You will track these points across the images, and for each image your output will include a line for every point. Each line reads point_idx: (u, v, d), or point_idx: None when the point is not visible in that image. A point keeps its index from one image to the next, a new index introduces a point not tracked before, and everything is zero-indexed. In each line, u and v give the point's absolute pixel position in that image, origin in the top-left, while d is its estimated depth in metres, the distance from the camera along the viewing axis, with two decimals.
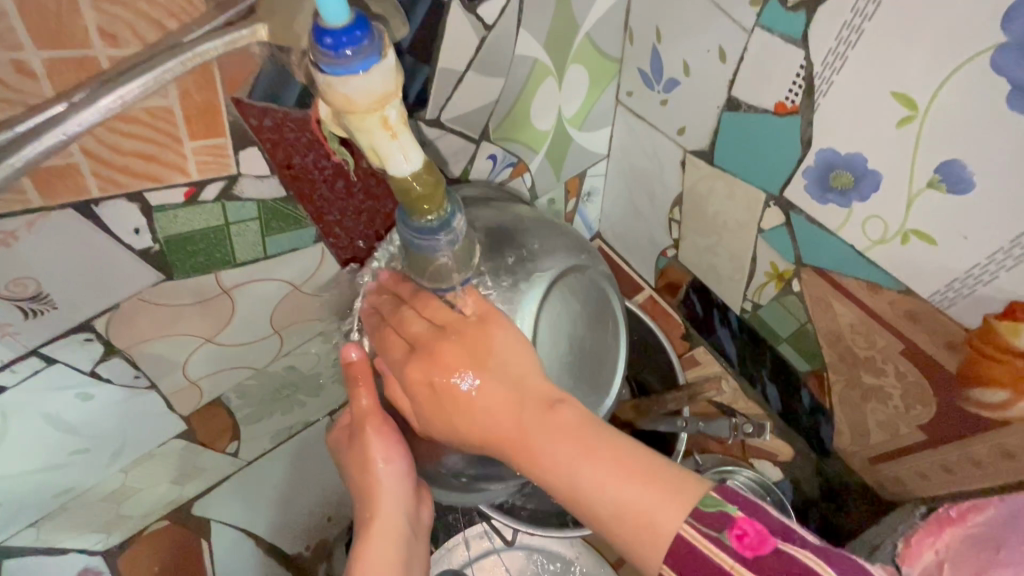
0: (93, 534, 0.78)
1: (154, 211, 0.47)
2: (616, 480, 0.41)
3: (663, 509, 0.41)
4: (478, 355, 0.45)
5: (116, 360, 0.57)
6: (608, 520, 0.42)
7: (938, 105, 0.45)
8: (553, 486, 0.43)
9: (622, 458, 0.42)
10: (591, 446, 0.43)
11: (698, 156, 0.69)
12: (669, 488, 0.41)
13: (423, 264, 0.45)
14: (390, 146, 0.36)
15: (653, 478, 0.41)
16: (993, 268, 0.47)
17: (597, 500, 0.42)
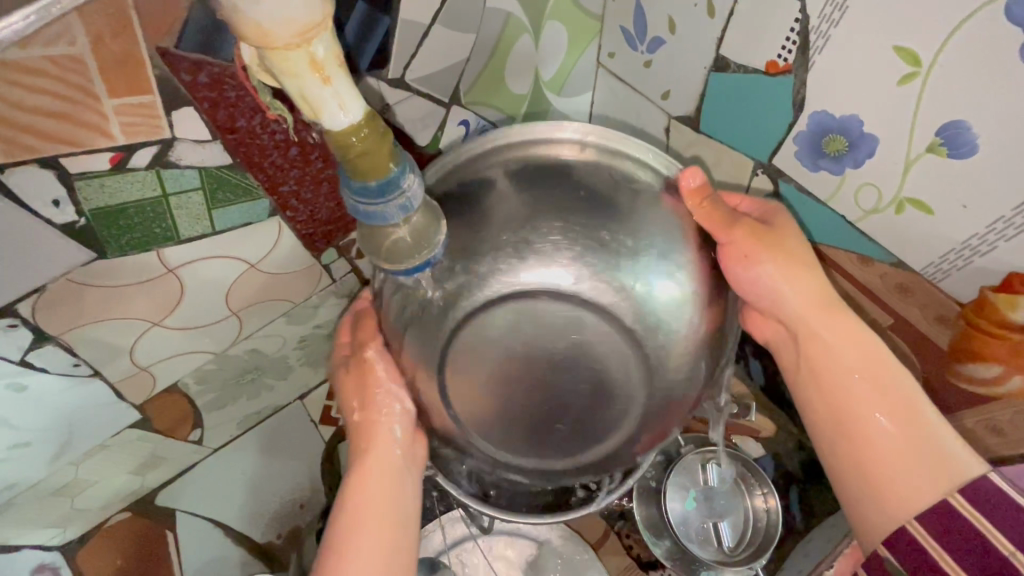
0: (45, 530, 0.73)
1: (76, 179, 0.42)
2: (892, 433, 0.47)
3: (917, 477, 0.46)
4: (782, 249, 0.52)
5: (50, 347, 0.52)
6: (867, 432, 0.48)
7: (944, 60, 0.41)
8: (825, 378, 0.51)
9: (910, 428, 0.47)
10: (887, 372, 0.49)
11: (683, 122, 0.65)
12: (934, 461, 0.46)
13: (373, 239, 0.40)
14: (321, 93, 0.31)
15: (913, 434, 0.47)
16: (992, 238, 0.45)
17: (869, 415, 0.49)
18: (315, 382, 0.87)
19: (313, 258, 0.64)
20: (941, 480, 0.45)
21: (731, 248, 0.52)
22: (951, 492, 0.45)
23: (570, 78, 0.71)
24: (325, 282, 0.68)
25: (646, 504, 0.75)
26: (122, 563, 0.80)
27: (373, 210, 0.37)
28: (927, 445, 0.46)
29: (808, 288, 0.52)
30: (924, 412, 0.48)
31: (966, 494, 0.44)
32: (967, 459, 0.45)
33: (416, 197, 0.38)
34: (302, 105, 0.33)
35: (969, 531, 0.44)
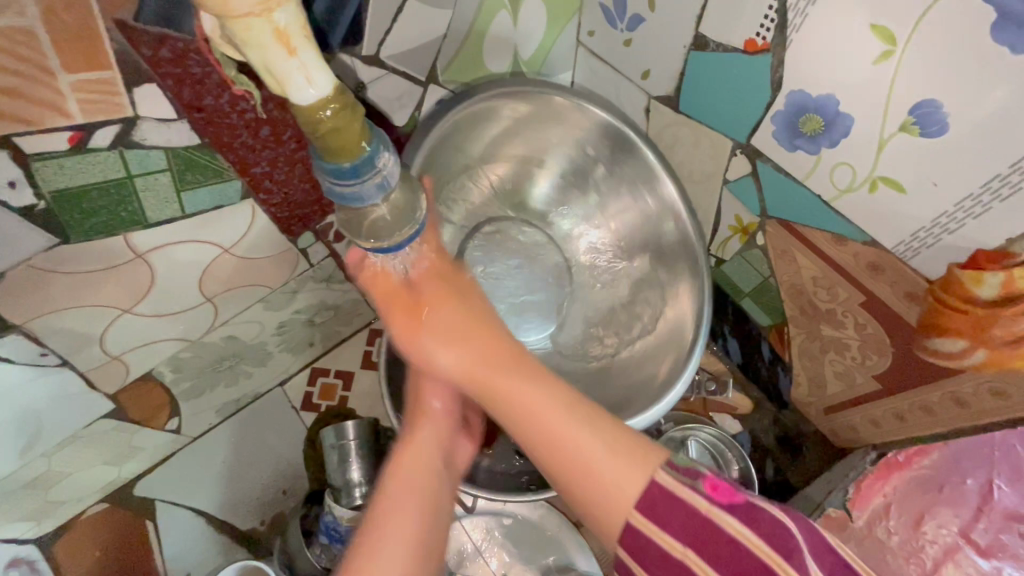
0: (20, 522, 0.72)
1: (33, 160, 0.40)
2: (603, 441, 0.40)
3: (626, 467, 0.40)
4: (458, 327, 0.43)
5: (14, 336, 0.50)
6: (576, 457, 0.40)
7: (919, 38, 0.41)
8: (508, 413, 0.42)
9: (591, 416, 0.41)
10: (515, 368, 0.42)
11: (663, 102, 0.64)
12: (632, 448, 0.40)
13: (352, 220, 0.38)
14: (288, 66, 0.30)
15: (604, 426, 0.41)
16: (960, 216, 0.46)
17: (542, 418, 0.41)
18: (295, 367, 0.86)
19: (289, 242, 0.63)
20: (630, 469, 0.40)
21: (437, 322, 0.43)
22: (657, 472, 0.40)
23: (549, 57, 0.69)
24: (302, 266, 0.67)
25: None
26: (101, 554, 0.79)
27: (348, 193, 0.35)
28: (629, 439, 0.41)
29: (466, 351, 0.43)
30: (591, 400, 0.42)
31: (660, 477, 0.39)
32: (639, 443, 0.41)
33: (393, 175, 0.37)
34: (270, 82, 0.32)
35: (695, 520, 0.38)
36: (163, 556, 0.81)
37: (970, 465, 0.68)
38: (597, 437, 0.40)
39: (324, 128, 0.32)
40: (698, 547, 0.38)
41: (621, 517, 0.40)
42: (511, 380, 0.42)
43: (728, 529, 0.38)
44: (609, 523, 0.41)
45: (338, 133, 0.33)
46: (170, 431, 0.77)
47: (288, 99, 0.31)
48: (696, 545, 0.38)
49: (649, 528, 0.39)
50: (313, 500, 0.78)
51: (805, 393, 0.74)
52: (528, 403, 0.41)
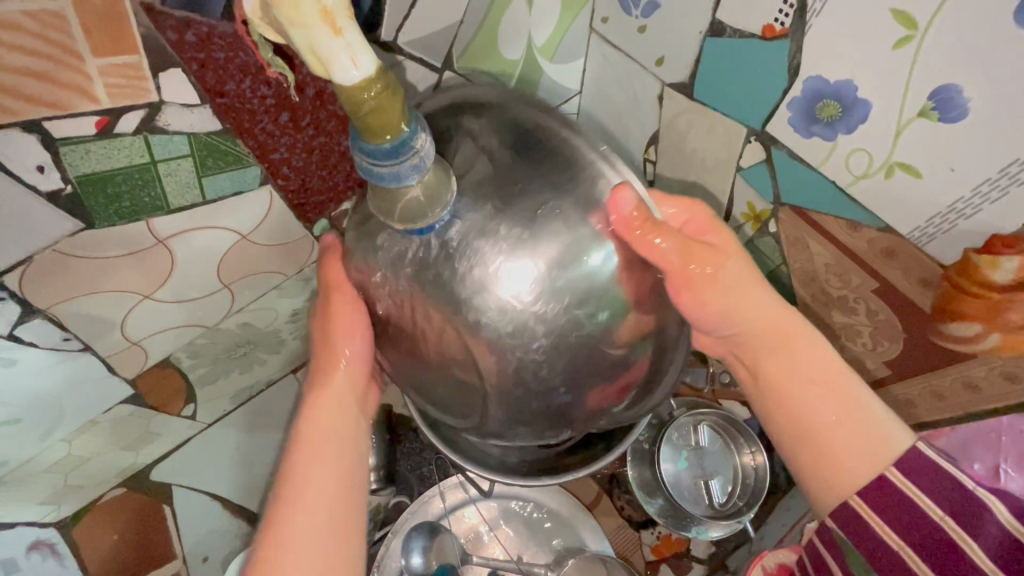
0: (40, 506, 0.73)
1: (61, 144, 0.40)
2: (841, 416, 0.48)
3: (859, 444, 0.47)
4: (748, 285, 0.52)
5: (38, 321, 0.51)
6: (815, 428, 0.49)
7: (940, 23, 0.42)
8: (790, 399, 0.50)
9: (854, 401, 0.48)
10: (793, 346, 0.51)
11: (677, 89, 0.65)
12: (860, 422, 0.47)
13: (386, 199, 0.39)
14: (334, 46, 0.31)
15: (855, 400, 0.48)
16: (977, 201, 0.46)
17: (795, 389, 0.50)
18: (307, 355, 0.87)
19: (304, 230, 0.63)
20: (870, 445, 0.47)
21: (729, 275, 0.51)
22: (850, 496, 0.47)
23: (563, 45, 0.69)
24: (318, 254, 0.68)
25: (639, 465, 0.77)
26: (119, 537, 0.80)
27: (386, 172, 0.36)
28: (886, 422, 0.47)
29: (737, 307, 0.52)
30: (838, 373, 0.49)
31: (920, 449, 0.45)
32: (893, 422, 0.47)
33: (430, 156, 0.37)
34: (313, 63, 0.32)
35: (887, 499, 0.45)
36: (179, 539, 0.82)
37: None
38: (859, 415, 0.48)
39: (366, 107, 0.33)
40: (892, 524, 0.45)
41: (851, 491, 0.47)
42: (819, 360, 0.50)
43: (989, 505, 0.42)
44: (831, 490, 0.48)
45: (380, 112, 0.33)
46: (187, 417, 0.78)
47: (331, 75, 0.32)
48: (951, 512, 0.43)
49: (905, 485, 0.45)
50: None
51: None
52: (790, 386, 0.50)
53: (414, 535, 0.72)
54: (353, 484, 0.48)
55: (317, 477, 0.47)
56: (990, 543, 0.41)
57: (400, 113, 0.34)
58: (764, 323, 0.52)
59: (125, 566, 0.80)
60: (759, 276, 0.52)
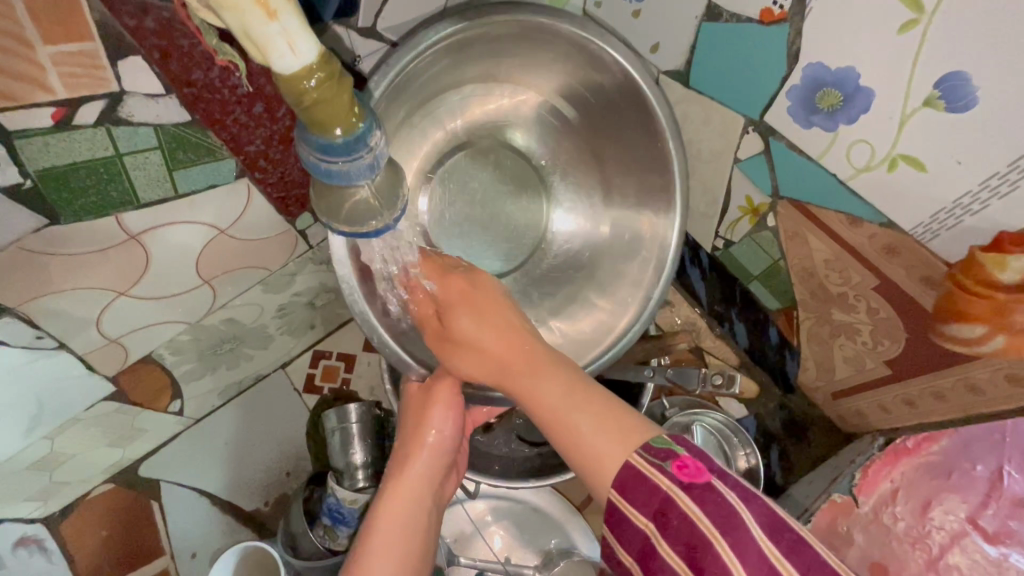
0: (26, 502, 0.72)
1: (16, 138, 0.38)
2: (591, 419, 0.43)
3: (607, 432, 0.42)
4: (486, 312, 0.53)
5: (8, 320, 0.49)
6: (568, 432, 0.44)
7: (949, 6, 0.39)
8: (534, 408, 0.47)
9: (614, 410, 0.43)
10: (539, 365, 0.49)
11: (672, 77, 0.62)
12: (623, 431, 0.42)
13: (336, 199, 0.37)
14: (266, 27, 0.28)
15: (597, 406, 0.44)
16: (984, 196, 0.44)
17: (553, 399, 0.46)
18: (297, 350, 0.86)
19: (287, 224, 0.61)
20: (618, 438, 0.42)
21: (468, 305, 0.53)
22: (610, 492, 0.41)
23: None
24: (303, 248, 0.66)
25: None
26: (108, 533, 0.80)
27: (336, 169, 0.34)
28: (627, 417, 0.43)
29: (503, 340, 0.51)
30: (599, 385, 0.46)
31: (634, 456, 0.40)
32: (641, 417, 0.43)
33: (384, 156, 0.36)
34: (248, 47, 0.30)
35: (659, 498, 0.38)
36: (169, 535, 0.81)
37: (981, 451, 0.67)
38: (589, 418, 0.43)
39: (310, 98, 0.31)
40: (665, 530, 0.38)
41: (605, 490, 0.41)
42: (538, 374, 0.48)
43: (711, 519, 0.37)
44: (597, 482, 0.42)
45: (325, 103, 0.31)
46: (173, 413, 0.77)
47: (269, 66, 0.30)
48: (664, 528, 0.38)
49: (622, 501, 0.40)
50: (314, 483, 0.78)
51: (813, 379, 0.72)
52: (546, 397, 0.46)
53: None
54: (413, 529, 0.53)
55: (400, 510, 0.54)
56: (693, 552, 0.36)
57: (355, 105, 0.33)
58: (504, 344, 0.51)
59: (116, 561, 0.80)
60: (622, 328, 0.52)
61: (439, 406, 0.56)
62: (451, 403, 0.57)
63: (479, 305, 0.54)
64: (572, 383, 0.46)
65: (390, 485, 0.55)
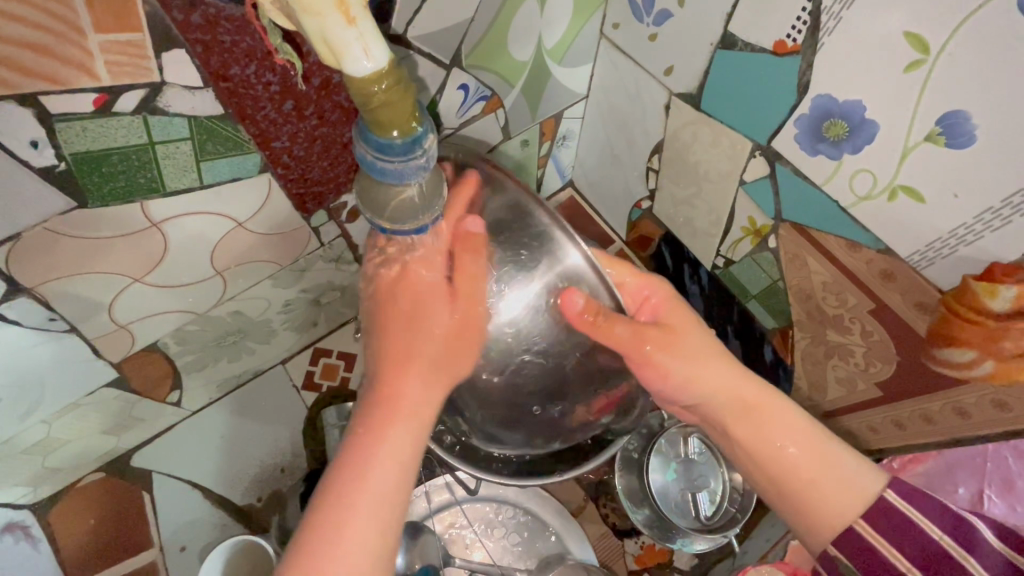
0: (18, 487, 0.71)
1: (55, 120, 0.39)
2: (801, 450, 0.50)
3: (853, 478, 0.49)
4: (698, 352, 0.53)
5: (23, 299, 0.50)
6: (832, 497, 0.49)
7: (953, 48, 0.42)
8: (765, 451, 0.51)
9: (822, 446, 0.51)
10: (757, 408, 0.52)
11: (685, 99, 0.64)
12: (825, 456, 0.50)
13: (386, 193, 0.40)
14: (346, 36, 0.31)
15: (813, 438, 0.51)
16: (979, 228, 0.46)
17: (774, 440, 0.51)
18: (297, 346, 0.86)
19: (302, 220, 0.62)
20: (854, 481, 0.49)
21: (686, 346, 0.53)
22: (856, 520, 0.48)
23: (571, 50, 0.69)
24: (313, 246, 0.66)
25: (627, 473, 0.75)
26: (97, 522, 0.79)
27: (391, 168, 0.37)
28: (845, 454, 0.50)
29: (724, 381, 0.53)
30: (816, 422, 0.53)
31: (887, 497, 0.48)
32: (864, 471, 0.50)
33: (434, 158, 0.39)
34: (324, 51, 0.33)
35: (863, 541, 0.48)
36: (158, 528, 0.80)
37: None
38: (800, 439, 0.51)
39: (376, 101, 0.34)
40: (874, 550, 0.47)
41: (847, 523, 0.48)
42: (770, 421, 0.52)
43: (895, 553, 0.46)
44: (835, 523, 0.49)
45: (390, 106, 0.34)
46: (171, 403, 0.76)
47: (343, 70, 0.33)
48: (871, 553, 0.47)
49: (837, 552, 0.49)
50: (312, 479, 0.78)
51: (804, 398, 0.74)
52: (781, 433, 0.51)
53: (398, 534, 0.70)
54: (399, 489, 0.43)
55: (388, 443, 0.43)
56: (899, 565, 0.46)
57: (415, 111, 0.35)
58: (746, 393, 0.53)
59: (99, 554, 0.79)
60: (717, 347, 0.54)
61: (424, 320, 0.46)
62: (451, 312, 0.47)
63: (710, 358, 0.53)
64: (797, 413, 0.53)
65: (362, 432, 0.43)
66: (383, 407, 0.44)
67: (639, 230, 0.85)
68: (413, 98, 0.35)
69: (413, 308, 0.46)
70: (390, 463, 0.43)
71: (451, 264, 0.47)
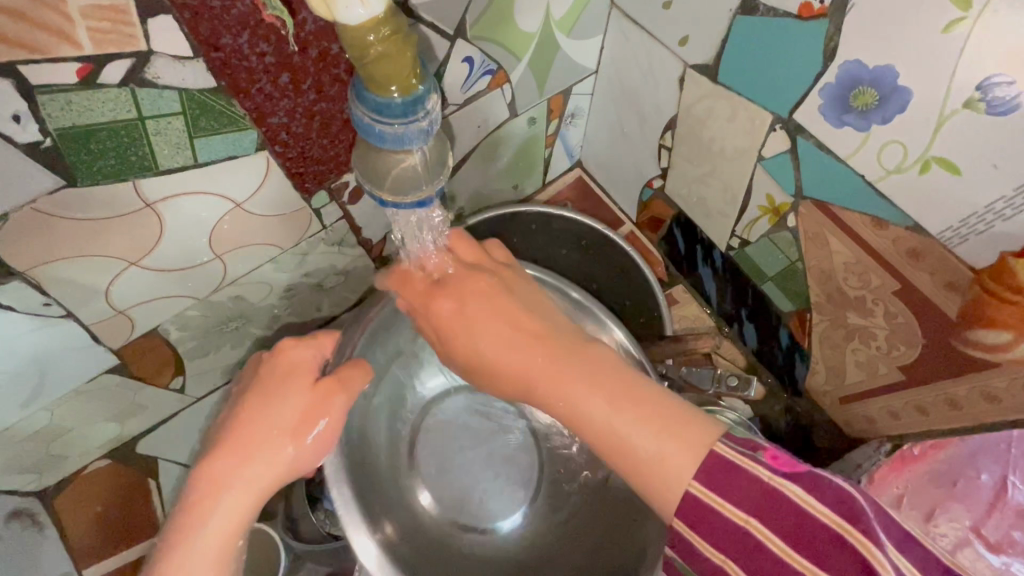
0: (22, 475, 0.71)
1: (38, 92, 0.37)
2: (609, 400, 0.43)
3: (673, 444, 0.41)
4: (524, 327, 0.47)
5: (16, 283, 0.48)
6: (640, 453, 0.42)
7: (998, 5, 0.39)
8: (568, 415, 0.45)
9: (626, 406, 0.43)
10: (563, 365, 0.45)
11: (701, 71, 0.61)
12: (669, 421, 0.42)
13: (387, 161, 0.38)
14: None
15: (644, 402, 0.43)
16: (1019, 202, 0.44)
17: (592, 408, 0.44)
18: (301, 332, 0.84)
19: (302, 201, 0.60)
20: (682, 444, 0.41)
21: (483, 309, 0.48)
22: (691, 483, 0.41)
23: (581, 20, 0.66)
24: (315, 229, 0.64)
25: None
26: (104, 509, 0.78)
27: (391, 131, 0.35)
28: (664, 393, 0.44)
29: (504, 334, 0.47)
30: (646, 379, 0.45)
31: (721, 449, 0.41)
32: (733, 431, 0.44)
33: (437, 122, 0.37)
34: (315, 1, 0.30)
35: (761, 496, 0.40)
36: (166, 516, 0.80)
37: (988, 461, 0.67)
38: (622, 406, 0.43)
39: (373, 52, 0.32)
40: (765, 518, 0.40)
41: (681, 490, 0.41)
42: (565, 376, 0.45)
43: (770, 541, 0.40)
44: (668, 499, 0.42)
45: (382, 60, 0.32)
46: (174, 390, 0.75)
47: (338, 19, 0.31)
48: (761, 517, 0.40)
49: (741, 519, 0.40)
50: None
51: (821, 384, 0.72)
52: (586, 398, 0.44)
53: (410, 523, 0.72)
54: (249, 516, 0.45)
55: (201, 503, 0.44)
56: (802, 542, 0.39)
57: (416, 63, 0.34)
58: (536, 360, 0.46)
59: None
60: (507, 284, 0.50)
61: (331, 403, 0.50)
62: (314, 403, 0.49)
63: (525, 308, 0.49)
64: (614, 361, 0.46)
65: (252, 395, 0.48)
66: (229, 445, 0.46)
67: (650, 211, 0.83)
68: (411, 47, 0.33)
69: (311, 428, 0.48)
70: (235, 511, 0.45)
71: (301, 376, 0.49)
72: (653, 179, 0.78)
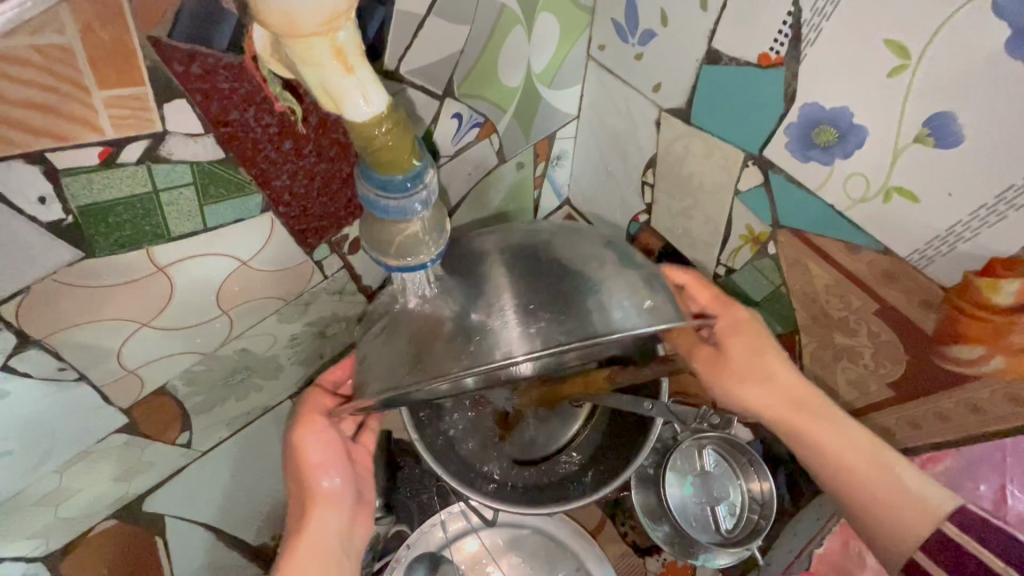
0: (29, 540, 0.70)
1: (62, 175, 0.40)
2: (854, 452, 0.56)
3: (907, 506, 0.54)
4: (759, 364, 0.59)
5: (33, 351, 0.50)
6: (907, 511, 0.54)
7: (932, 53, 0.43)
8: (817, 454, 0.58)
9: (903, 470, 0.55)
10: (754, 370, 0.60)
11: (675, 115, 0.65)
12: (901, 488, 0.54)
13: (392, 233, 0.41)
14: (346, 82, 0.33)
15: (882, 467, 0.55)
16: (976, 225, 0.47)
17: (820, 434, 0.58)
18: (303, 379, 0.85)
19: (305, 255, 0.62)
20: (919, 508, 0.53)
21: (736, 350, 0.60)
22: (941, 524, 0.52)
23: (560, 72, 0.71)
24: (316, 280, 0.67)
25: (644, 490, 0.76)
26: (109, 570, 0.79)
27: (395, 205, 0.38)
28: (895, 463, 0.55)
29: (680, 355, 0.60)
30: (888, 453, 0.56)
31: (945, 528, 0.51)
32: (926, 487, 0.54)
33: (435, 191, 0.40)
34: (325, 99, 0.34)
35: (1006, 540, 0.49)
36: None
37: (983, 470, 0.66)
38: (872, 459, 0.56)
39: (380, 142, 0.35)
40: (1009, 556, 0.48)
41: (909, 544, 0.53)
42: (812, 423, 0.58)
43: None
44: (893, 543, 0.55)
45: (395, 146, 0.36)
46: (181, 445, 0.76)
47: (348, 118, 0.34)
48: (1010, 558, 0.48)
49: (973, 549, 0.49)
50: None
51: None
52: (836, 449, 0.57)
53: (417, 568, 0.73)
54: None
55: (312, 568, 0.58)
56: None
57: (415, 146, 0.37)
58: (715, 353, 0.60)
59: None
60: (762, 338, 0.60)
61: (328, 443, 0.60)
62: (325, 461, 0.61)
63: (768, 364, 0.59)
64: (861, 431, 0.57)
65: (298, 463, 0.61)
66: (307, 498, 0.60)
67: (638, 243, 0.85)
68: (410, 132, 0.37)
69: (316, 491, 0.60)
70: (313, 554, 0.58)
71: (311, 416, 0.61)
72: (638, 214, 0.82)
